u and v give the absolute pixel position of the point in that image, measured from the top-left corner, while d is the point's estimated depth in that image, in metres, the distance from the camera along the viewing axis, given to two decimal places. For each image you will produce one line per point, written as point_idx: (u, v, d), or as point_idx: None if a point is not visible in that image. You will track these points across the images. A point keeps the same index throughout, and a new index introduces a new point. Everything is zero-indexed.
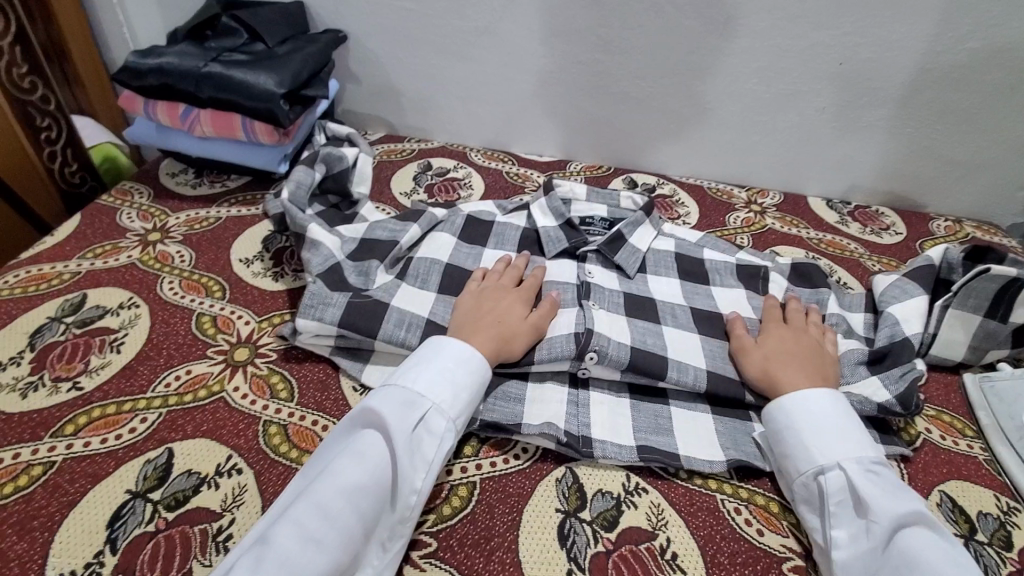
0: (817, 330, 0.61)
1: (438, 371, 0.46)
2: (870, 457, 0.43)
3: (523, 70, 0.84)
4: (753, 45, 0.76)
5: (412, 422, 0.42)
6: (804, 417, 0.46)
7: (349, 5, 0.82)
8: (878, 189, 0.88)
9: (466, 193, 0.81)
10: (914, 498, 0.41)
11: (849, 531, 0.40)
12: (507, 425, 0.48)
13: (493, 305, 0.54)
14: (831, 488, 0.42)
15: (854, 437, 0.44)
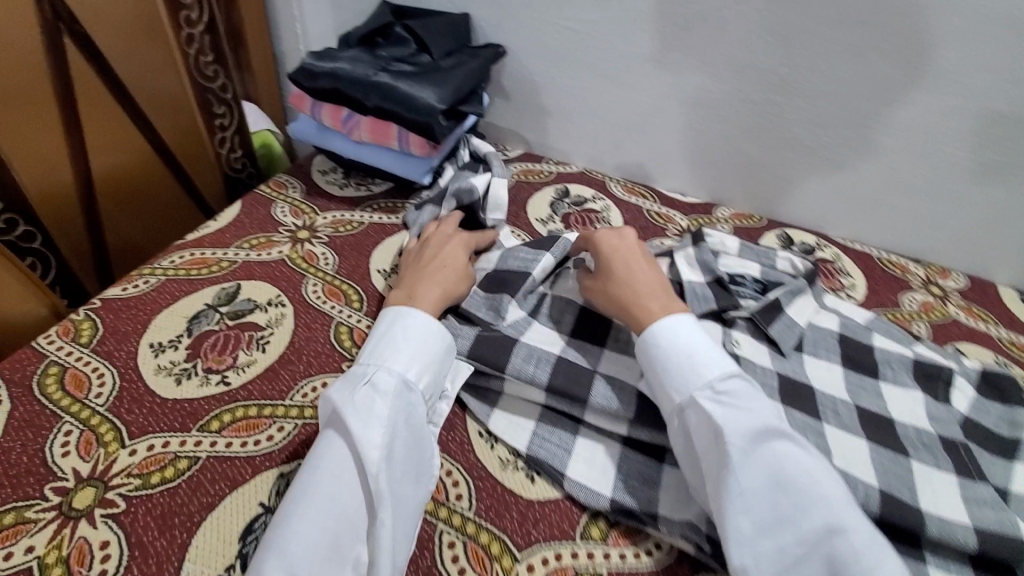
0: (1012, 466, 0.52)
1: (382, 339, 0.49)
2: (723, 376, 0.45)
3: (684, 104, 0.78)
4: (970, 106, 0.65)
5: (357, 384, 0.45)
6: (669, 354, 0.47)
7: (513, 20, 0.80)
8: None
9: (603, 228, 0.77)
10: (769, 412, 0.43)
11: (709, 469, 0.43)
12: (642, 515, 0.44)
13: (629, 266, 0.54)
14: (692, 425, 0.44)
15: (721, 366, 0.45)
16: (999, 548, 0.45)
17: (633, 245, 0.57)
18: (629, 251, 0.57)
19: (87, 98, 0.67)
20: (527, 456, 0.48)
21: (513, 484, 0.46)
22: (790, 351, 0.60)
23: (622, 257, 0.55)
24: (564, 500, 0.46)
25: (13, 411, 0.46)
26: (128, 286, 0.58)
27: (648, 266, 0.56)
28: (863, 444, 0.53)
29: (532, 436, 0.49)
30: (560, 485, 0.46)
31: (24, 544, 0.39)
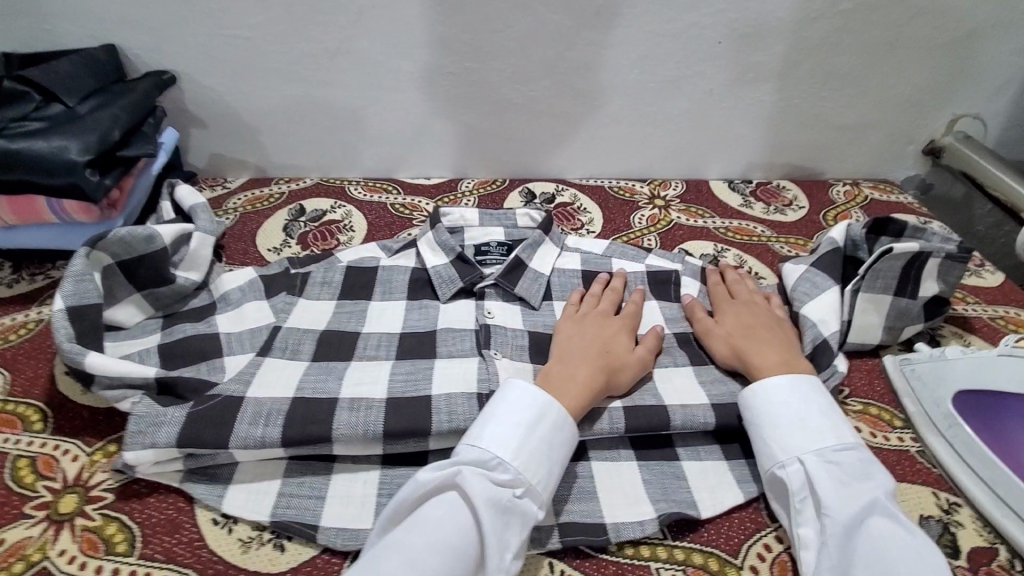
0: None
1: (505, 412, 0.43)
2: (840, 445, 0.42)
3: (389, 90, 0.75)
4: (628, 33, 0.71)
5: (483, 477, 0.39)
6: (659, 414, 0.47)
7: (171, 42, 0.70)
8: (777, 163, 0.84)
9: (347, 236, 0.72)
10: (884, 482, 0.40)
11: (799, 515, 0.41)
12: None
13: (754, 318, 0.54)
14: (810, 487, 0.41)
15: (813, 420, 0.43)
16: (729, 415, 0.48)
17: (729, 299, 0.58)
18: (596, 325, 0.53)
19: None
20: (272, 524, 0.42)
21: (260, 563, 0.40)
22: (540, 304, 0.61)
23: (748, 313, 0.55)
24: (323, 555, 0.41)
25: None
26: None
27: (740, 311, 0.55)
28: None
29: (278, 499, 0.43)
30: (316, 540, 0.41)
31: None
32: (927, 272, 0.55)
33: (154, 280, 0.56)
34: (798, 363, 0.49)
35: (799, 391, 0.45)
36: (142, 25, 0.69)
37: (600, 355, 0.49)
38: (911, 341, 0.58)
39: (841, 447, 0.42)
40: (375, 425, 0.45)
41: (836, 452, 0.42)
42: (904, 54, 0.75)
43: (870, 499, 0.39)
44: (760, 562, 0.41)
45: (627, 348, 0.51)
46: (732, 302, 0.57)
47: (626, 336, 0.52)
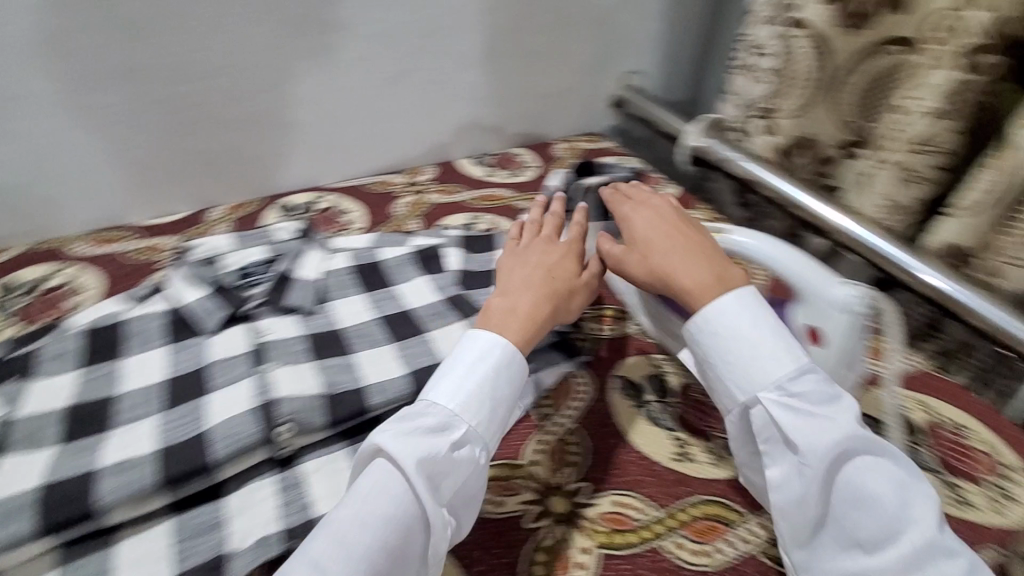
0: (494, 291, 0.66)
1: (451, 384, 0.45)
2: (796, 374, 0.44)
3: (86, 130, 0.68)
4: (335, 37, 0.74)
5: (397, 474, 0.40)
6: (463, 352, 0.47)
7: None
8: (508, 133, 0.97)
9: (79, 299, 0.64)
10: (850, 407, 0.43)
11: (766, 455, 0.44)
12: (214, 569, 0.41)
13: (645, 224, 0.54)
14: (755, 420, 0.45)
15: (497, 360, 0.46)
16: None
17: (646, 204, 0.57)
18: (539, 253, 0.56)
19: None
20: None
21: None
22: (314, 307, 0.62)
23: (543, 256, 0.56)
24: None
25: None
26: None
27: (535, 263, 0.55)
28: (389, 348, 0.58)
29: None
30: None
31: None
32: None
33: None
34: (709, 273, 0.49)
35: (489, 331, 0.48)
36: None
37: (546, 282, 0.52)
38: None
39: (797, 374, 0.44)
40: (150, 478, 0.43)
41: (791, 384, 0.44)
42: (573, 29, 0.91)
43: (770, 439, 0.43)
44: (538, 456, 0.50)
45: (575, 272, 0.55)
46: (640, 212, 0.57)
47: (521, 296, 0.51)
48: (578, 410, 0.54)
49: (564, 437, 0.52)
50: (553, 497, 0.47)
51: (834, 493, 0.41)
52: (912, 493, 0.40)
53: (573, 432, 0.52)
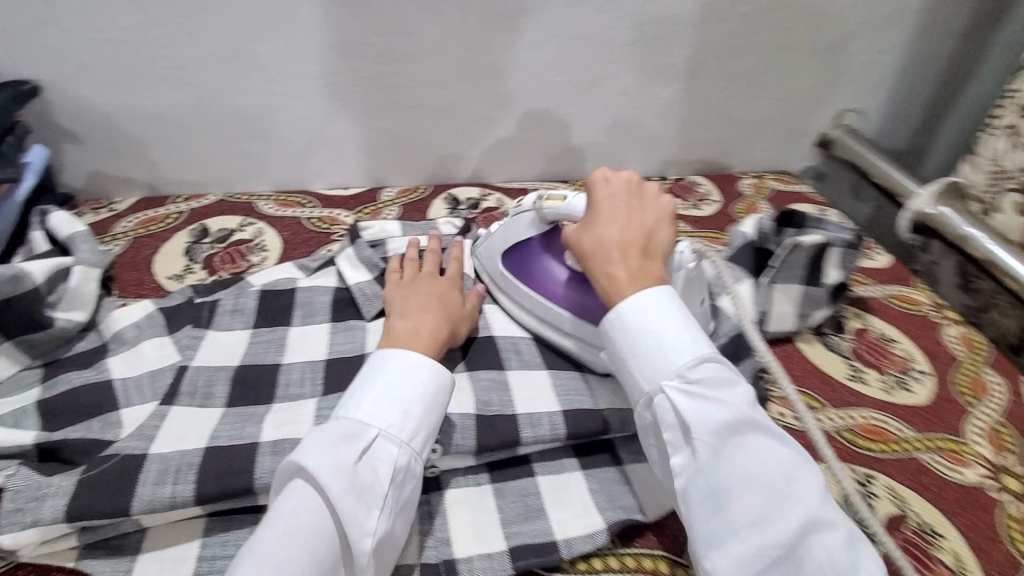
0: None
1: None
2: (692, 362, 0.40)
3: (293, 95, 0.70)
4: (540, 36, 0.70)
5: None
6: (625, 334, 0.42)
7: (24, 46, 0.61)
8: (691, 159, 0.88)
9: (259, 257, 0.67)
10: (744, 394, 0.39)
11: (671, 444, 0.39)
12: None
13: (617, 231, 0.46)
14: (662, 412, 0.40)
15: (680, 342, 0.41)
16: None
17: (601, 212, 0.48)
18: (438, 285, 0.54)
19: None
20: None
21: None
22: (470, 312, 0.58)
23: (408, 294, 0.53)
24: None
25: None
26: None
27: (392, 305, 0.53)
28: (542, 374, 0.52)
29: (198, 563, 0.39)
30: None
31: None
32: (830, 262, 0.60)
33: (28, 327, 0.49)
34: (645, 276, 0.44)
35: (421, 368, 0.42)
36: None
37: (441, 308, 0.51)
38: (823, 326, 0.63)
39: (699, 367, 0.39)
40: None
41: (694, 373, 0.39)
42: (797, 54, 0.79)
43: (737, 414, 0.37)
44: None
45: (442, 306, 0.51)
46: (606, 219, 0.47)
47: (417, 318, 0.49)
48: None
49: None
50: None
51: (697, 511, 0.36)
52: (726, 439, 0.36)
53: None
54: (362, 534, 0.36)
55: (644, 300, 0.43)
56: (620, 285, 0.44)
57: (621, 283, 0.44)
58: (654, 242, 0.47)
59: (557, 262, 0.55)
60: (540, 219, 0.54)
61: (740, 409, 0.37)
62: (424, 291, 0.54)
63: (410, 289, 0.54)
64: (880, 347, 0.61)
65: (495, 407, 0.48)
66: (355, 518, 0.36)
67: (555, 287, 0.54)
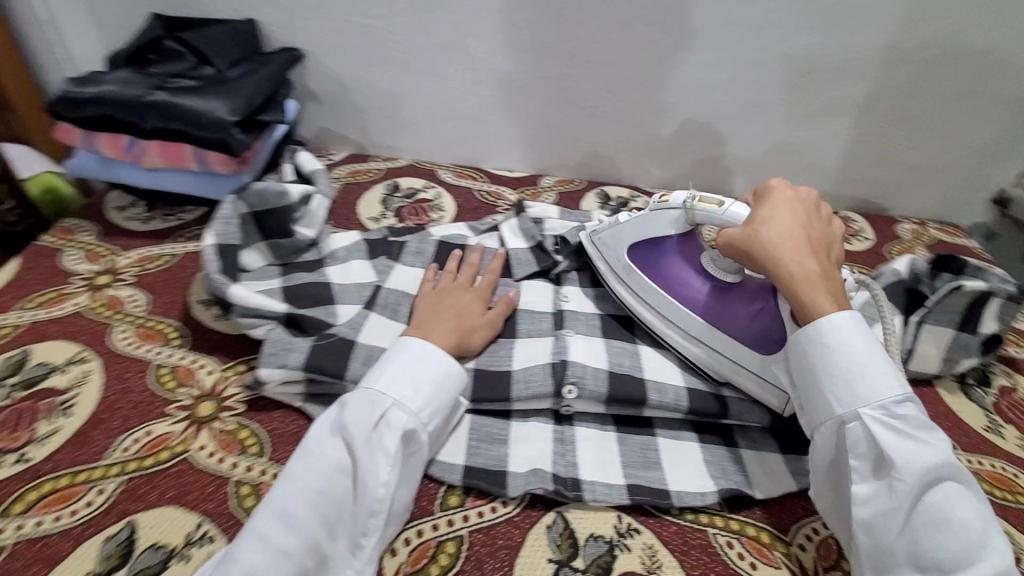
0: None
1: None
2: (896, 397, 0.42)
3: (489, 85, 0.82)
4: (719, 56, 0.75)
5: None
6: (415, 361, 0.47)
7: (302, 22, 0.78)
8: (845, 195, 0.88)
9: (437, 215, 0.79)
10: (942, 438, 0.42)
11: (857, 471, 0.42)
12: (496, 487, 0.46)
13: (799, 229, 0.49)
14: (851, 436, 0.43)
15: (885, 377, 0.43)
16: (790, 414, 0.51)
17: (779, 215, 0.50)
18: (457, 297, 0.58)
19: None
20: None
21: None
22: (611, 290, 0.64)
23: (438, 299, 0.57)
24: (422, 480, 0.47)
25: None
26: None
27: (422, 309, 0.56)
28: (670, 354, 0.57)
29: None
30: None
31: None
32: (991, 312, 0.59)
33: (279, 232, 0.64)
34: (829, 280, 0.48)
35: (420, 348, 0.48)
36: (281, 4, 0.76)
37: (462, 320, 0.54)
38: (967, 376, 0.61)
39: (901, 400, 0.42)
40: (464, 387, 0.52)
41: (898, 409, 0.42)
42: (987, 104, 0.77)
43: (935, 459, 0.40)
44: (808, 542, 0.46)
45: (480, 311, 0.57)
46: (773, 225, 0.50)
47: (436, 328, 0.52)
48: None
49: None
50: None
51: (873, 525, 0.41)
52: (971, 508, 0.39)
53: None
54: (375, 484, 0.42)
55: (837, 308, 0.46)
56: (812, 281, 0.47)
57: (803, 280, 0.47)
58: (822, 245, 0.50)
59: (691, 261, 0.56)
60: (686, 219, 0.55)
61: (942, 458, 0.40)
62: (458, 299, 0.57)
63: (438, 296, 0.58)
64: None
65: (626, 369, 0.54)
66: (370, 468, 0.42)
67: (692, 285, 0.55)
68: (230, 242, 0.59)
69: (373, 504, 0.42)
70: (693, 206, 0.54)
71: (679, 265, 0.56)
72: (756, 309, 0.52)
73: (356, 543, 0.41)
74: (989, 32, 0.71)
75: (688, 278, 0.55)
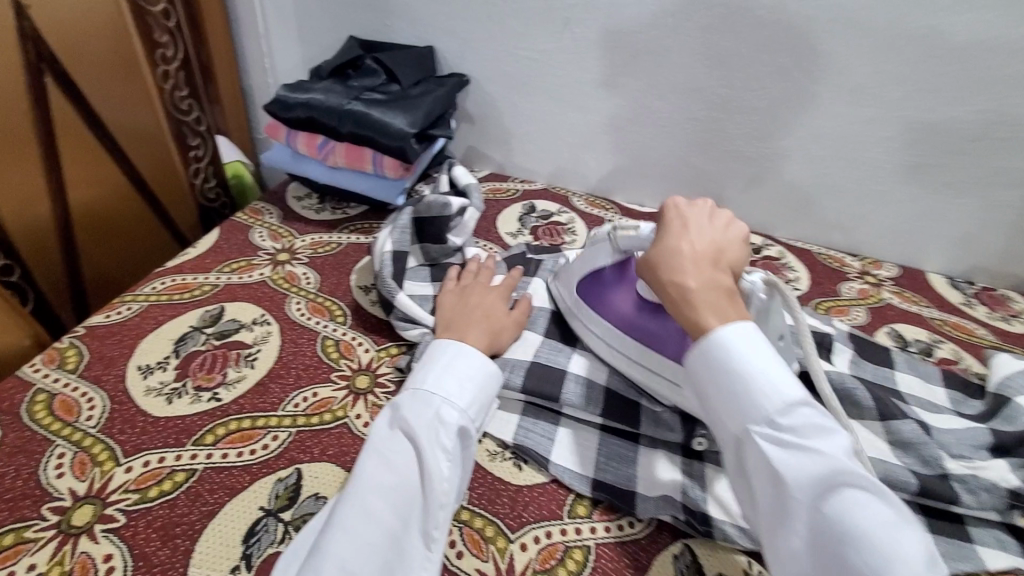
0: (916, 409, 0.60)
1: None
2: (789, 406, 0.39)
3: (635, 122, 0.85)
4: (882, 114, 0.73)
5: None
6: (433, 359, 0.51)
7: (472, 51, 0.86)
8: (1008, 273, 0.81)
9: (569, 238, 0.83)
10: (846, 446, 0.38)
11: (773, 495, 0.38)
12: (624, 504, 0.47)
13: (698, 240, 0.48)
14: (748, 454, 0.40)
15: (772, 386, 0.40)
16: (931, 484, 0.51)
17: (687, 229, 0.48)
18: (479, 294, 0.60)
19: (68, 144, 0.69)
20: (513, 446, 0.51)
21: (503, 472, 0.49)
22: None
23: (464, 302, 0.59)
24: (551, 484, 0.49)
25: (7, 436, 0.47)
26: (111, 314, 0.59)
27: (445, 310, 0.59)
28: None
29: (518, 428, 0.53)
30: (547, 470, 0.50)
31: (30, 561, 0.40)
32: None
33: (435, 237, 0.69)
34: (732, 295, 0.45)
35: (457, 349, 0.51)
36: (457, 34, 0.84)
37: (483, 321, 0.57)
38: None
39: (789, 407, 0.39)
40: (597, 402, 0.53)
41: (784, 419, 0.39)
42: None
43: (833, 467, 0.37)
44: None
45: (503, 309, 0.59)
46: (668, 258, 0.47)
47: (468, 330, 0.55)
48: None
49: None
50: None
51: (773, 536, 0.38)
52: (902, 533, 0.35)
53: None
54: (439, 477, 0.43)
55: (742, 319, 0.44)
56: (693, 300, 0.45)
57: (703, 295, 0.45)
58: (728, 268, 0.48)
59: (627, 291, 0.55)
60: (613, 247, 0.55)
61: (837, 461, 0.37)
62: (484, 298, 0.60)
63: (463, 297, 0.60)
64: None
65: None
66: (433, 462, 0.43)
67: (629, 315, 0.54)
68: (400, 249, 0.67)
69: (441, 498, 0.42)
70: (614, 237, 0.54)
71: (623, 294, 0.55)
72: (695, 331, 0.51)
73: (429, 538, 0.41)
74: None
75: (627, 310, 0.54)
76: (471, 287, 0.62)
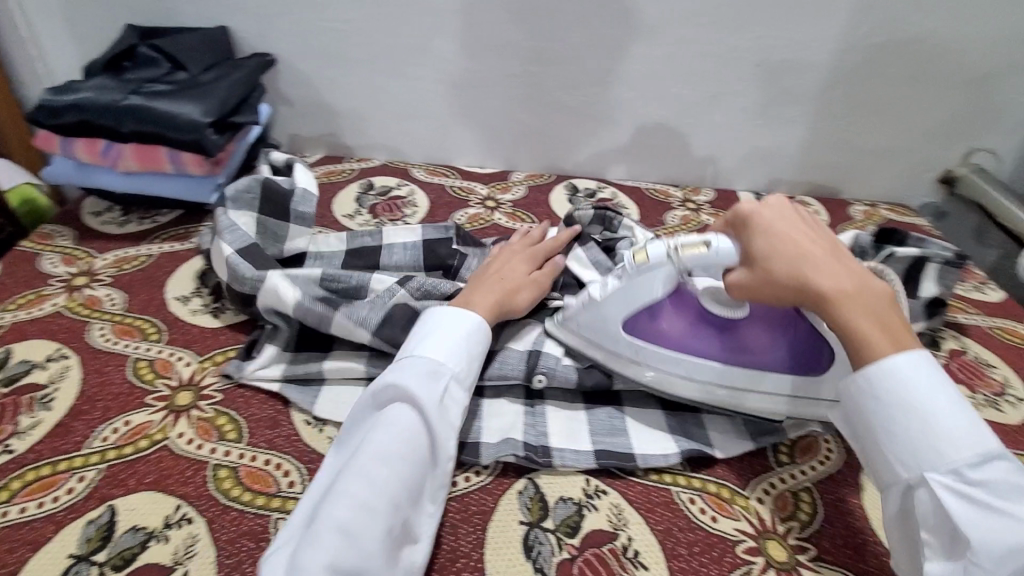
0: None
1: None
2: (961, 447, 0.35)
3: (456, 83, 0.84)
4: (674, 52, 0.79)
5: None
6: (425, 326, 0.47)
7: (272, 27, 0.80)
8: (802, 180, 0.92)
9: (410, 210, 0.81)
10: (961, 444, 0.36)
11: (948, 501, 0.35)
12: (468, 456, 0.48)
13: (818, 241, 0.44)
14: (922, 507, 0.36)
15: (958, 434, 0.36)
16: None
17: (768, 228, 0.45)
18: (510, 261, 0.57)
19: None
20: None
21: None
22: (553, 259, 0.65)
23: (485, 268, 0.56)
24: None
25: None
26: None
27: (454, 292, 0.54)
28: None
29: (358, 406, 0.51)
30: None
31: None
32: (928, 274, 0.62)
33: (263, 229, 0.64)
34: (889, 315, 0.41)
35: (465, 315, 0.48)
36: (251, 11, 0.78)
37: (506, 285, 0.54)
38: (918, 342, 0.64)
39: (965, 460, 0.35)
40: None
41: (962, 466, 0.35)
42: (927, 86, 0.80)
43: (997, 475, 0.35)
44: (766, 496, 0.47)
45: (524, 270, 0.56)
46: (796, 262, 0.43)
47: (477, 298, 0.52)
48: (828, 468, 0.49)
49: (798, 491, 0.48)
50: (771, 541, 0.44)
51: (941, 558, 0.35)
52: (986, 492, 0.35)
53: (809, 491, 0.48)
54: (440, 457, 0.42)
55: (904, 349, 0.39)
56: (849, 302, 0.41)
57: (843, 298, 0.41)
58: (840, 267, 0.43)
59: (664, 318, 0.51)
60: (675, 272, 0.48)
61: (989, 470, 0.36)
62: (504, 264, 0.57)
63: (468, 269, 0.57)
64: (975, 368, 0.61)
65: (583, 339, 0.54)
66: (441, 441, 0.42)
67: (677, 335, 0.50)
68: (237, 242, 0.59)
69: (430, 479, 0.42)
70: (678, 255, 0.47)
71: (678, 320, 0.50)
72: (775, 326, 0.49)
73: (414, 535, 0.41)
74: (923, 19, 0.75)
75: (679, 331, 0.50)
76: (496, 258, 0.58)
